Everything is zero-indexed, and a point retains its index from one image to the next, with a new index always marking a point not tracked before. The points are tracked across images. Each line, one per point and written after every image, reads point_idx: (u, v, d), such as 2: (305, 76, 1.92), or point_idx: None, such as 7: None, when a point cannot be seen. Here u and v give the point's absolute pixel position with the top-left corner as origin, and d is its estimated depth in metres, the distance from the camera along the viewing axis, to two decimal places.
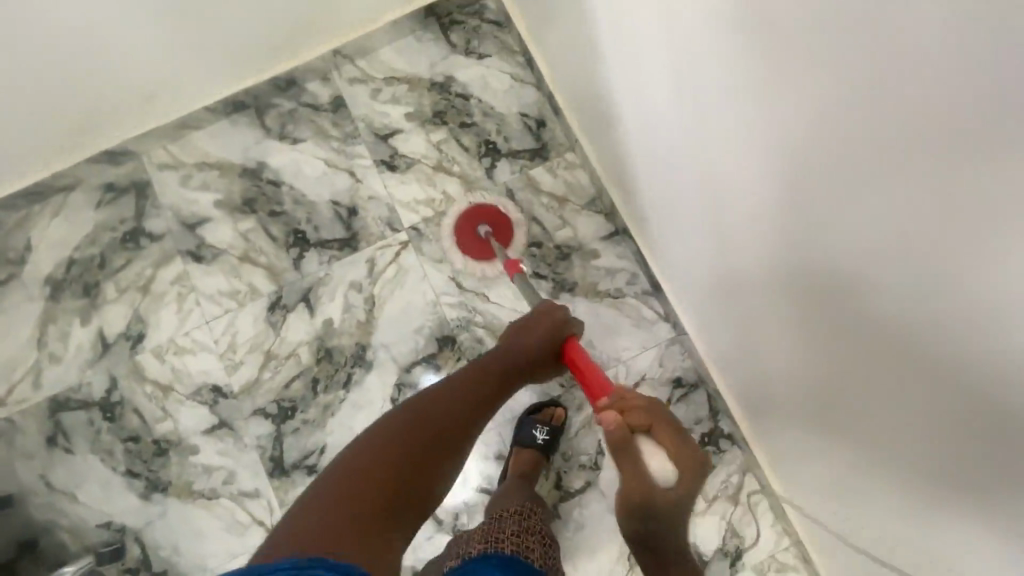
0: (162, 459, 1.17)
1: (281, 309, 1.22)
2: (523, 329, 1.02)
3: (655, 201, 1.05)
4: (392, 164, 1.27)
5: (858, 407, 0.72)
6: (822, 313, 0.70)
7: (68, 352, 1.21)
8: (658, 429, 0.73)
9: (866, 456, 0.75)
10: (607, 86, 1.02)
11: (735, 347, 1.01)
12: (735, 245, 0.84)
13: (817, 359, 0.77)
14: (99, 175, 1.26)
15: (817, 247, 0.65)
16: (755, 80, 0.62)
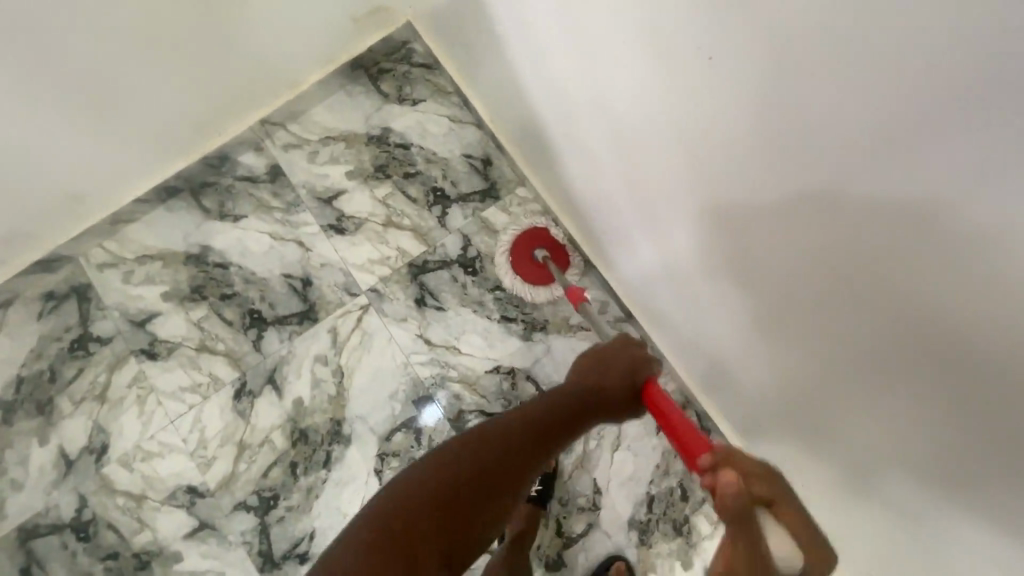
0: (145, 572, 1.11)
1: (247, 396, 1.17)
2: (590, 368, 0.89)
3: (613, 231, 1.07)
4: (340, 227, 1.23)
5: (855, 413, 0.73)
6: (809, 326, 0.71)
7: (30, 475, 1.15)
8: (782, 504, 0.57)
9: (858, 462, 0.77)
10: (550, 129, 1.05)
11: (707, 368, 1.03)
12: (705, 270, 0.87)
13: (803, 372, 0.78)
14: (35, 285, 1.19)
15: (796, 266, 0.67)
16: (719, 112, 0.65)
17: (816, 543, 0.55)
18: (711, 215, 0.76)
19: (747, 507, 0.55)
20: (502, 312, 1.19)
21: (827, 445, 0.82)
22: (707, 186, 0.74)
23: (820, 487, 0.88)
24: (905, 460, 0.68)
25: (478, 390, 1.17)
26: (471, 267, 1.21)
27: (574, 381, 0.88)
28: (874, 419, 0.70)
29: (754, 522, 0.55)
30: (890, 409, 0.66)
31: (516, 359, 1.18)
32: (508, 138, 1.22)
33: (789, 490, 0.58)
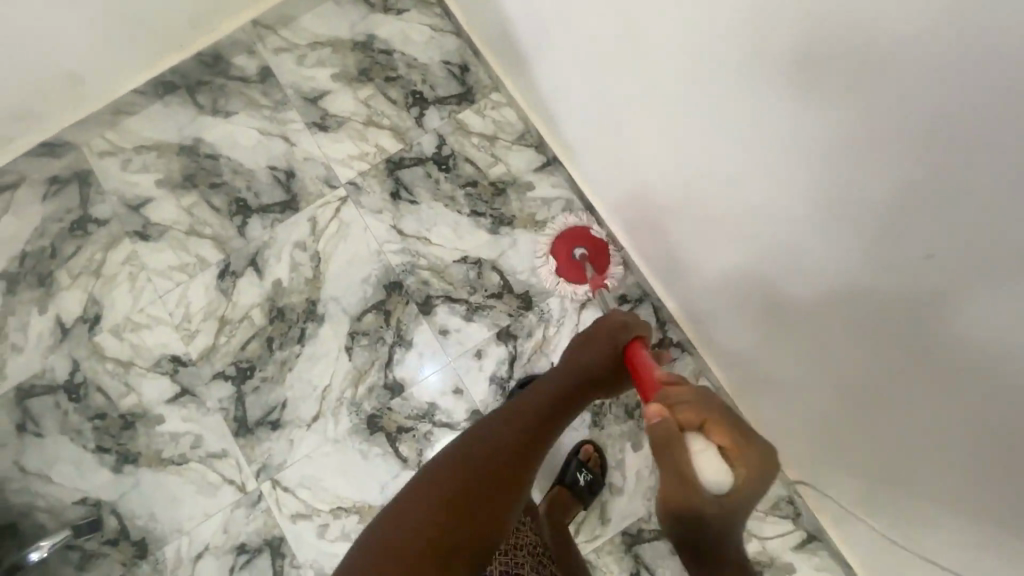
0: (130, 432, 1.20)
1: (230, 276, 1.25)
2: (583, 346, 0.91)
3: (598, 162, 1.11)
4: (323, 125, 1.31)
5: (832, 340, 0.75)
6: (801, 249, 0.72)
7: (30, 340, 1.24)
8: (711, 426, 0.62)
9: (856, 421, 0.78)
10: (559, 87, 1.08)
11: (711, 321, 1.05)
12: (711, 231, 0.89)
13: (784, 292, 0.80)
14: (41, 169, 1.29)
15: (799, 222, 0.69)
16: (725, 68, 0.67)
17: (744, 454, 0.60)
18: (711, 151, 0.77)
19: (669, 433, 0.62)
20: (472, 207, 1.26)
21: (793, 358, 0.85)
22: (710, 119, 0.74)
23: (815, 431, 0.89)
24: (873, 390, 0.72)
25: (446, 277, 1.23)
26: (445, 165, 1.28)
27: (570, 363, 0.91)
28: (851, 348, 0.72)
29: (683, 450, 0.61)
30: (865, 338, 0.69)
31: (483, 251, 1.24)
32: (483, 41, 1.27)
33: (712, 409, 0.63)
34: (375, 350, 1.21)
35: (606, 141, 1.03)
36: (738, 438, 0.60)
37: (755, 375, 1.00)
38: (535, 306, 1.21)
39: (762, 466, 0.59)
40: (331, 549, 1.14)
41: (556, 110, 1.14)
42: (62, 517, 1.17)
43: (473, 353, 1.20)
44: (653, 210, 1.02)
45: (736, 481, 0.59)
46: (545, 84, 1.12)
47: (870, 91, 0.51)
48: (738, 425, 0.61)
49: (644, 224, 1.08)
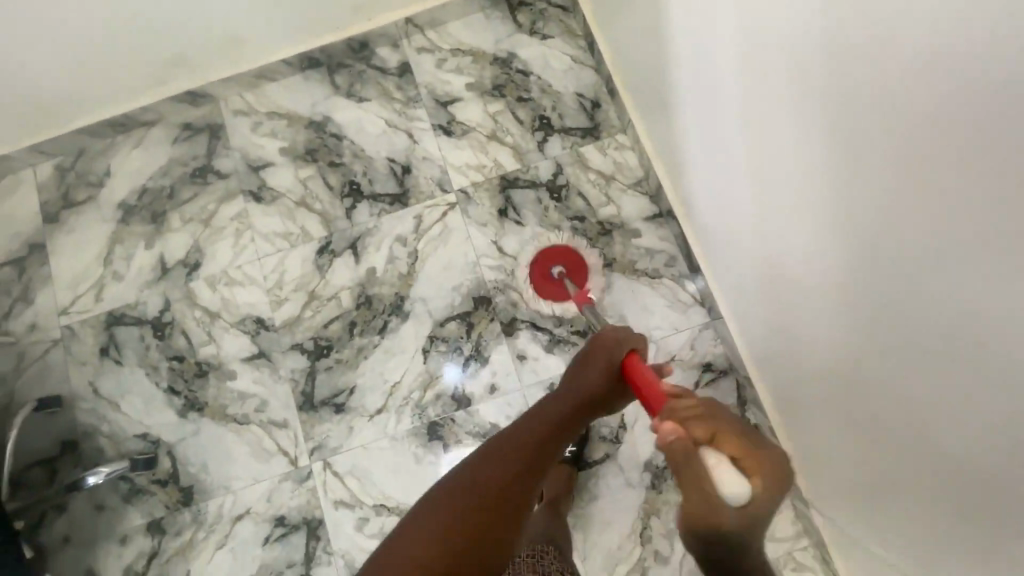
0: (202, 380, 1.23)
1: (328, 254, 1.28)
2: (576, 369, 0.87)
3: (711, 217, 1.08)
4: (448, 129, 1.33)
5: (892, 431, 0.74)
6: (890, 344, 0.69)
7: (131, 271, 1.29)
8: (722, 440, 0.62)
9: (902, 520, 0.77)
10: (678, 122, 1.09)
11: (775, 383, 1.04)
12: (788, 289, 0.90)
13: (849, 369, 0.80)
14: (178, 113, 1.35)
15: (876, 308, 0.70)
16: (824, 145, 0.69)
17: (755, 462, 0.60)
18: (811, 208, 0.76)
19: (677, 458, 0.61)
20: (575, 241, 1.26)
21: (874, 463, 0.80)
22: (813, 183, 0.74)
23: (870, 529, 0.87)
24: (953, 500, 0.66)
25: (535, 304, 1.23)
26: (558, 194, 1.28)
27: (569, 384, 0.85)
28: (912, 444, 0.71)
29: (695, 458, 0.61)
30: (937, 438, 0.66)
31: None
32: (624, 82, 1.27)
33: (726, 422, 0.64)
34: (450, 358, 1.21)
35: (708, 182, 1.05)
36: (745, 449, 0.61)
37: (812, 453, 0.97)
38: None
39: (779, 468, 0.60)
40: (366, 543, 1.14)
41: (672, 145, 1.15)
42: (121, 446, 1.21)
43: (546, 385, 1.19)
44: (742, 257, 1.02)
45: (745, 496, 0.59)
46: (669, 132, 1.13)
47: (971, 198, 0.52)
48: (746, 436, 0.62)
49: (728, 269, 1.09)
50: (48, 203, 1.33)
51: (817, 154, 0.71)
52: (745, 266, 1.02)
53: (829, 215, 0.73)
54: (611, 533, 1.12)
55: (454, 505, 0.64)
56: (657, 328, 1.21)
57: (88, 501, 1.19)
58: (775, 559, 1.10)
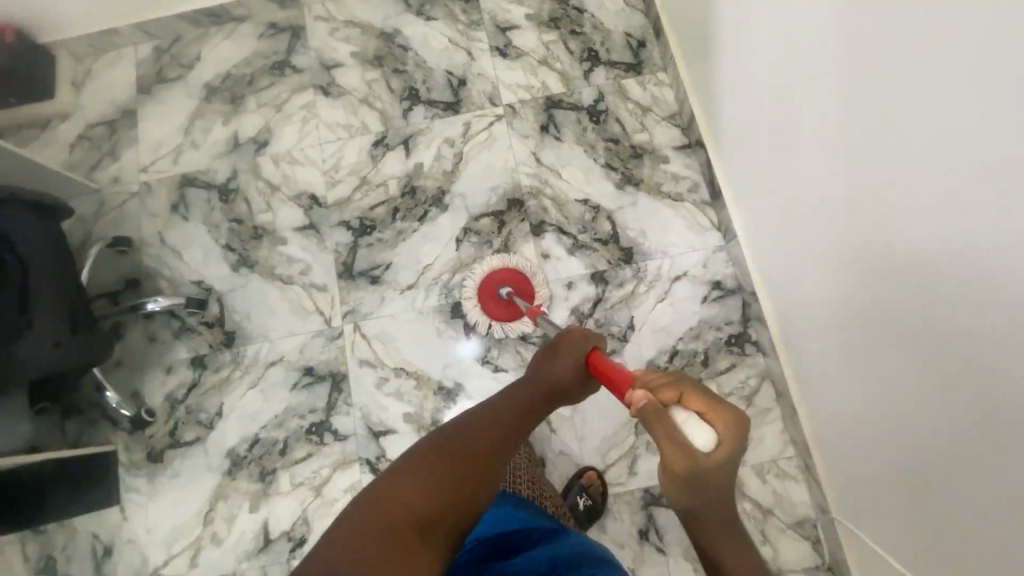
0: (256, 242, 1.36)
1: (382, 147, 1.41)
2: (543, 358, 0.87)
3: (743, 162, 1.14)
4: (504, 52, 1.46)
5: (868, 312, 0.81)
6: (878, 259, 0.75)
7: (207, 142, 1.44)
8: (687, 397, 0.65)
9: (879, 397, 0.84)
10: (710, 49, 1.17)
11: (780, 294, 1.11)
12: (791, 200, 0.97)
13: (835, 262, 0.87)
14: (267, 14, 1.52)
15: (855, 196, 0.78)
16: (818, 49, 0.78)
17: (722, 415, 0.61)
18: (809, 114, 0.84)
19: (649, 415, 0.64)
20: (608, 160, 1.36)
21: (856, 350, 0.87)
22: (826, 117, 0.80)
23: (853, 417, 0.93)
24: (916, 366, 0.73)
25: (563, 211, 1.33)
26: (597, 118, 1.39)
27: (534, 373, 0.85)
28: (883, 321, 0.78)
29: (664, 417, 0.63)
30: (899, 310, 0.73)
31: (604, 199, 1.33)
32: (669, 20, 1.36)
33: (688, 380, 0.66)
34: (481, 248, 1.32)
35: (731, 109, 1.14)
36: (710, 402, 0.63)
37: (809, 354, 1.04)
38: (633, 261, 1.29)
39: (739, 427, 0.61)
40: (382, 400, 1.24)
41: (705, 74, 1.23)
42: (178, 289, 1.34)
43: (564, 284, 1.29)
44: (756, 178, 1.10)
45: (718, 444, 0.61)
46: (714, 75, 1.18)
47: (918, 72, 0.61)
48: (709, 391, 0.65)
49: (744, 191, 1.17)
50: (143, 76, 1.50)
51: (835, 91, 0.76)
52: (759, 185, 1.09)
53: (834, 141, 0.79)
54: (608, 420, 1.20)
55: (438, 483, 0.63)
56: (674, 245, 1.29)
57: (143, 332, 1.32)
58: (760, 465, 1.16)
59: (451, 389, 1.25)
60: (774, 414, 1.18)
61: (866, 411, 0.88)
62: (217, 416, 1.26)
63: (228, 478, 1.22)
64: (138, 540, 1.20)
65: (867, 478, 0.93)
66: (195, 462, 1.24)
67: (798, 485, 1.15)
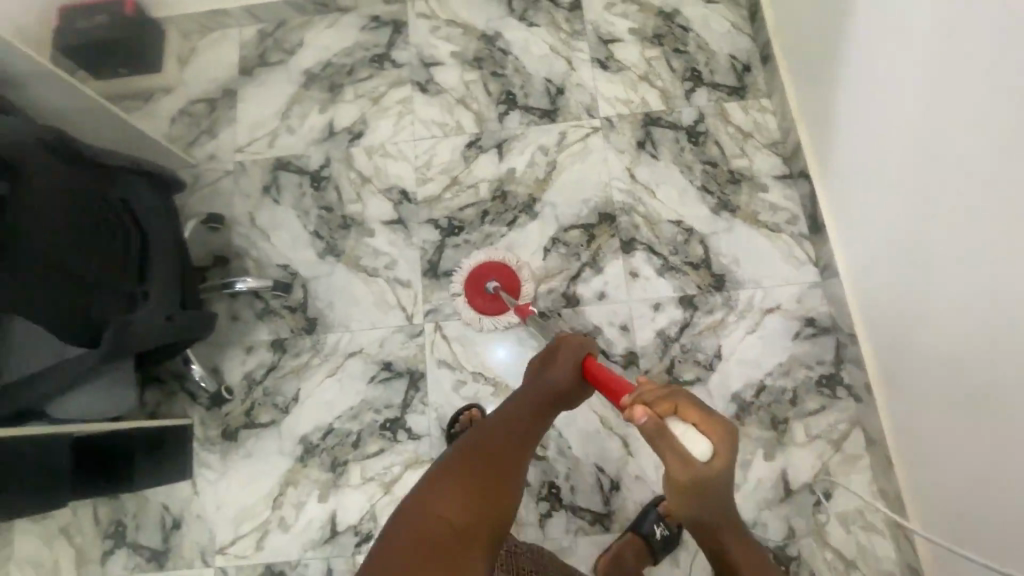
0: (343, 232, 1.37)
1: (476, 148, 1.40)
2: (541, 367, 0.96)
3: (855, 189, 1.09)
4: (605, 64, 1.44)
5: (995, 365, 0.77)
6: (1013, 309, 0.72)
7: (302, 128, 1.46)
8: (684, 411, 0.67)
9: (1000, 455, 0.79)
10: (828, 78, 1.14)
11: (884, 333, 1.07)
12: (909, 236, 0.93)
13: (956, 305, 0.83)
14: (371, 7, 1.53)
15: (994, 240, 0.74)
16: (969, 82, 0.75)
17: (716, 425, 0.65)
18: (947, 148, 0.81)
19: (652, 432, 0.65)
20: (705, 183, 1.33)
21: (976, 401, 0.83)
22: (968, 152, 0.77)
23: (964, 473, 0.88)
24: None
25: (655, 230, 1.31)
26: (696, 139, 1.36)
27: (538, 378, 0.95)
28: (1011, 374, 0.74)
29: (666, 433, 0.65)
30: None
31: (698, 222, 1.31)
32: (781, 45, 1.33)
33: (682, 395, 0.69)
34: (569, 260, 1.31)
35: (846, 137, 1.10)
36: (703, 415, 0.66)
37: (913, 403, 0.99)
38: (724, 289, 1.26)
39: (726, 433, 0.65)
40: (459, 403, 1.24)
41: (818, 102, 1.20)
42: (264, 271, 1.36)
43: (651, 305, 1.26)
44: (867, 209, 1.06)
45: (716, 449, 0.64)
46: (834, 92, 1.13)
47: None
48: (699, 405, 0.68)
49: (852, 222, 1.12)
50: (246, 58, 1.52)
51: (982, 127, 0.73)
52: (870, 217, 1.05)
53: (975, 179, 0.76)
54: None
55: (459, 479, 0.79)
56: (767, 276, 1.26)
57: (227, 310, 1.34)
58: (845, 513, 1.12)
59: None
60: (863, 462, 1.14)
61: (982, 468, 0.84)
62: (292, 401, 1.27)
63: (300, 465, 1.23)
64: (207, 516, 1.21)
65: (973, 539, 0.88)
66: (268, 445, 1.25)
67: (883, 539, 1.11)
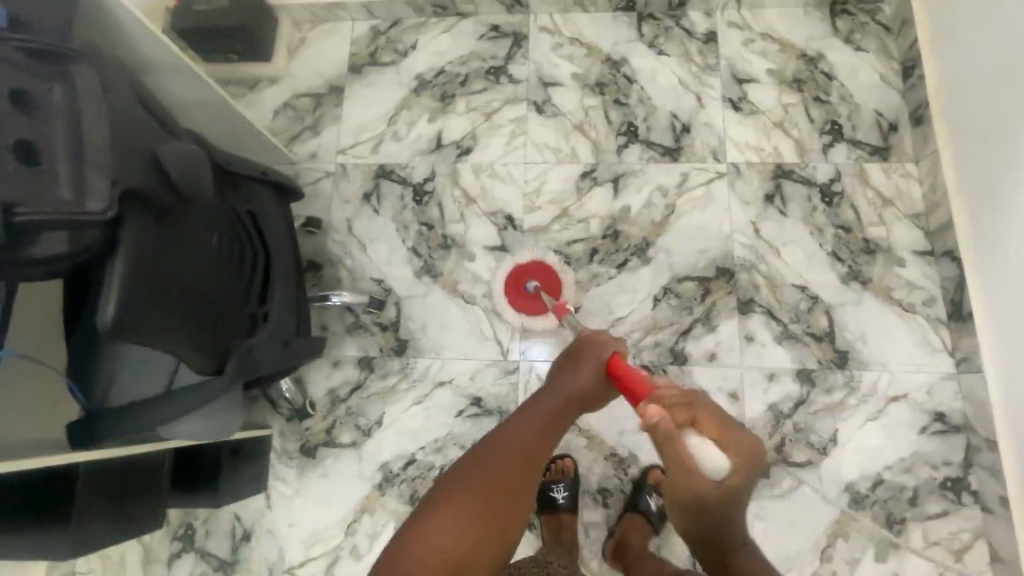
0: (443, 252, 1.31)
1: (590, 180, 1.32)
2: (561, 366, 0.81)
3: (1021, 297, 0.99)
4: (737, 105, 1.34)
5: None
6: None
7: (409, 137, 1.39)
8: (699, 419, 0.72)
9: None
10: (1002, 164, 1.04)
11: None
12: None
13: None
14: (492, 15, 1.45)
15: None
16: None
17: (733, 445, 0.69)
18: None
19: (663, 443, 0.69)
20: (835, 249, 1.23)
21: None
22: None
23: None
24: None
25: (776, 294, 1.22)
26: (830, 199, 1.27)
27: (555, 379, 0.80)
28: None
29: (680, 439, 0.69)
30: None
31: (825, 291, 1.21)
32: (941, 111, 1.21)
33: (702, 408, 0.72)
34: (679, 313, 1.23)
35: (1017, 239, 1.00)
36: (722, 426, 0.70)
37: None
38: (847, 367, 1.17)
39: (750, 460, 0.69)
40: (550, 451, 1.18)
41: (982, 187, 1.09)
42: (357, 283, 1.31)
43: (765, 374, 1.18)
44: None
45: (730, 469, 0.69)
46: (1006, 184, 1.02)
47: None
48: (720, 416, 0.71)
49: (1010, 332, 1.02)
50: (356, 55, 1.46)
51: None
52: None
53: None
54: (792, 537, 1.10)
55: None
56: (896, 360, 1.17)
57: (316, 319, 1.29)
58: None
59: (623, 458, 1.17)
60: None
61: None
62: (376, 425, 1.22)
63: (378, 492, 1.19)
64: (278, 532, 1.18)
65: None
66: (346, 467, 1.21)
67: None
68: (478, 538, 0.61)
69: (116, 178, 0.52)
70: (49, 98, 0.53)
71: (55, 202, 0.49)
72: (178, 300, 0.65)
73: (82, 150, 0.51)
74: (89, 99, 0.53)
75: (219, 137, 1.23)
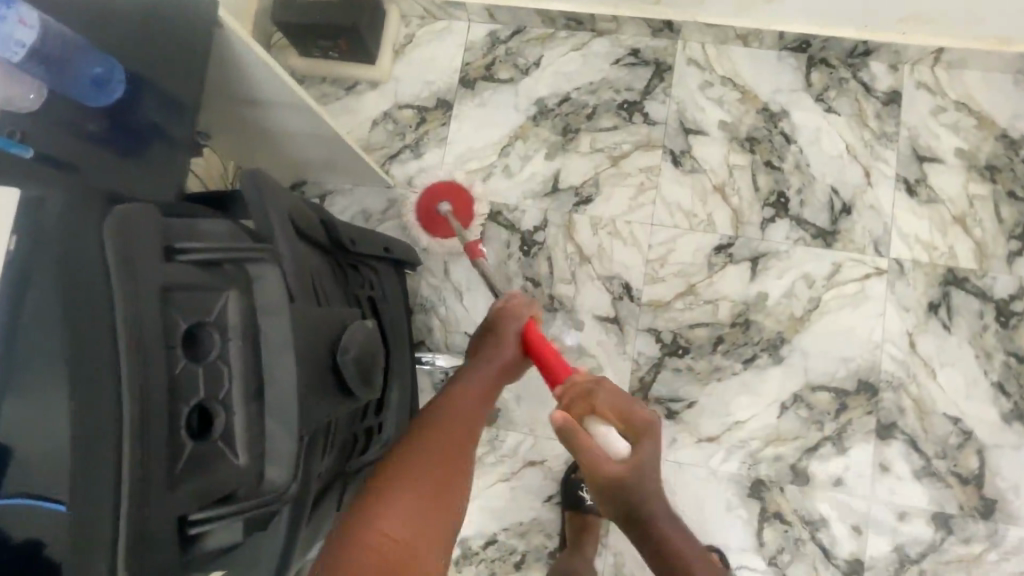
0: (549, 315, 1.18)
1: (725, 255, 1.16)
2: (485, 351, 0.87)
3: None
4: (912, 188, 1.15)
5: None
6: None
7: (521, 173, 1.23)
8: (599, 404, 0.75)
9: None
10: None
11: None
12: None
13: None
14: (633, 37, 1.24)
15: None
16: None
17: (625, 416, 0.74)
18: None
19: (569, 430, 0.71)
20: (1002, 380, 1.07)
21: None
22: None
23: None
24: None
25: (924, 422, 1.08)
26: (1005, 318, 1.09)
27: (479, 361, 0.86)
28: None
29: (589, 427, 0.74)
30: None
31: (981, 427, 1.07)
32: None
33: (603, 390, 0.75)
34: (810, 426, 1.09)
35: None
36: (601, 398, 0.75)
37: None
38: (992, 519, 1.04)
39: (649, 432, 0.73)
40: (643, 556, 1.10)
41: None
42: (450, 336, 1.19)
43: (896, 511, 1.06)
44: None
45: (637, 445, 0.72)
46: None
47: None
48: (596, 386, 0.76)
49: None
50: (470, 65, 1.27)
51: None
52: None
53: None
54: None
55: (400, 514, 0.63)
56: None
57: None
58: None
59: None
60: None
61: None
62: None
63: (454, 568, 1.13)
64: None
65: None
66: None
67: None
68: (433, 481, 0.67)
69: (304, 428, 0.47)
70: (220, 324, 0.47)
71: (235, 472, 0.46)
72: (323, 484, 0.60)
73: (264, 395, 0.47)
74: (276, 320, 0.48)
75: (319, 159, 1.09)
